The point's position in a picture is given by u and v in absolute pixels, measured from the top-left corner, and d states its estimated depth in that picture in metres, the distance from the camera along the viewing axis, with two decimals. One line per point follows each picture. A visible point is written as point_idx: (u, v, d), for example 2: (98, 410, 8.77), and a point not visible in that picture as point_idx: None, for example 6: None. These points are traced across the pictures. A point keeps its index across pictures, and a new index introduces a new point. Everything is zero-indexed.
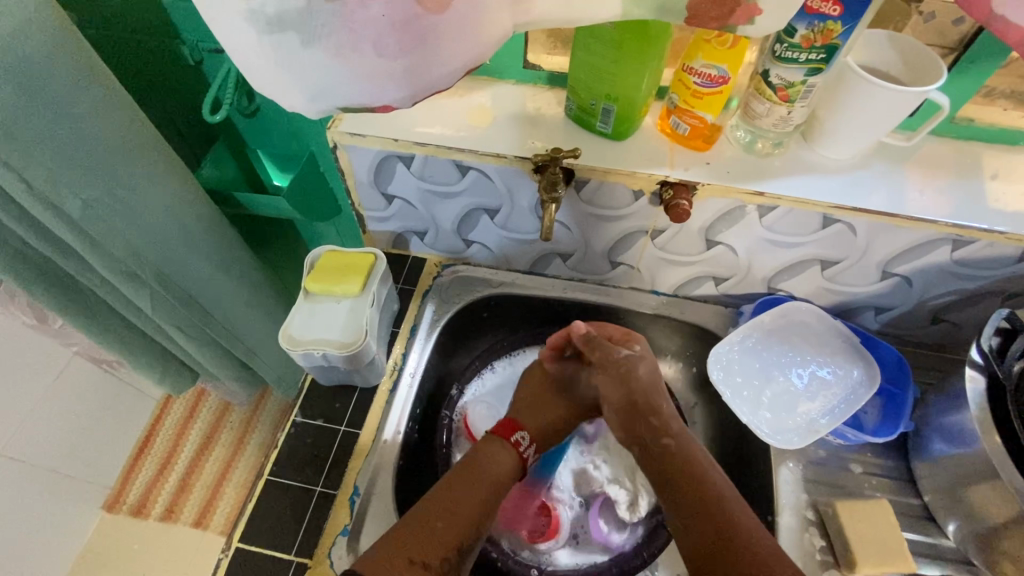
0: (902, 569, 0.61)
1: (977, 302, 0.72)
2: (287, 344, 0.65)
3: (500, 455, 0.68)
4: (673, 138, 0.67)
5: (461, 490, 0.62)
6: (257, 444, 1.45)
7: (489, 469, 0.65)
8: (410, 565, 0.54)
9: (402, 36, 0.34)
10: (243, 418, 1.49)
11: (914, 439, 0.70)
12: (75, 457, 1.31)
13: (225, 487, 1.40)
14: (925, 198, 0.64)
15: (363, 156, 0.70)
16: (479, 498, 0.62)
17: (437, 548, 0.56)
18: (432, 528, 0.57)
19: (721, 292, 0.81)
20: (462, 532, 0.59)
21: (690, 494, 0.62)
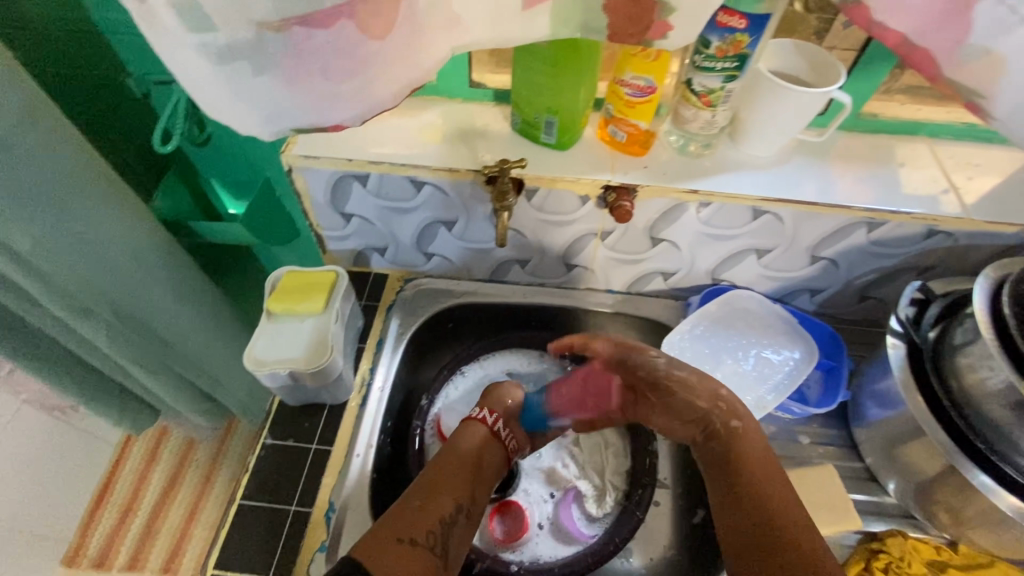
0: (846, 526, 0.67)
1: (896, 278, 0.79)
2: (252, 364, 0.66)
3: (469, 434, 0.68)
4: (613, 145, 0.72)
5: (440, 470, 0.62)
6: (225, 481, 1.40)
7: (459, 445, 0.66)
8: (397, 542, 0.52)
9: (345, 62, 0.37)
10: (209, 454, 1.43)
11: (853, 407, 0.76)
12: (29, 513, 1.24)
13: (193, 530, 1.35)
14: (840, 187, 0.70)
15: (319, 178, 0.72)
16: (457, 474, 0.62)
17: (423, 525, 0.55)
18: (416, 506, 0.57)
19: (670, 286, 0.86)
20: (444, 507, 0.58)
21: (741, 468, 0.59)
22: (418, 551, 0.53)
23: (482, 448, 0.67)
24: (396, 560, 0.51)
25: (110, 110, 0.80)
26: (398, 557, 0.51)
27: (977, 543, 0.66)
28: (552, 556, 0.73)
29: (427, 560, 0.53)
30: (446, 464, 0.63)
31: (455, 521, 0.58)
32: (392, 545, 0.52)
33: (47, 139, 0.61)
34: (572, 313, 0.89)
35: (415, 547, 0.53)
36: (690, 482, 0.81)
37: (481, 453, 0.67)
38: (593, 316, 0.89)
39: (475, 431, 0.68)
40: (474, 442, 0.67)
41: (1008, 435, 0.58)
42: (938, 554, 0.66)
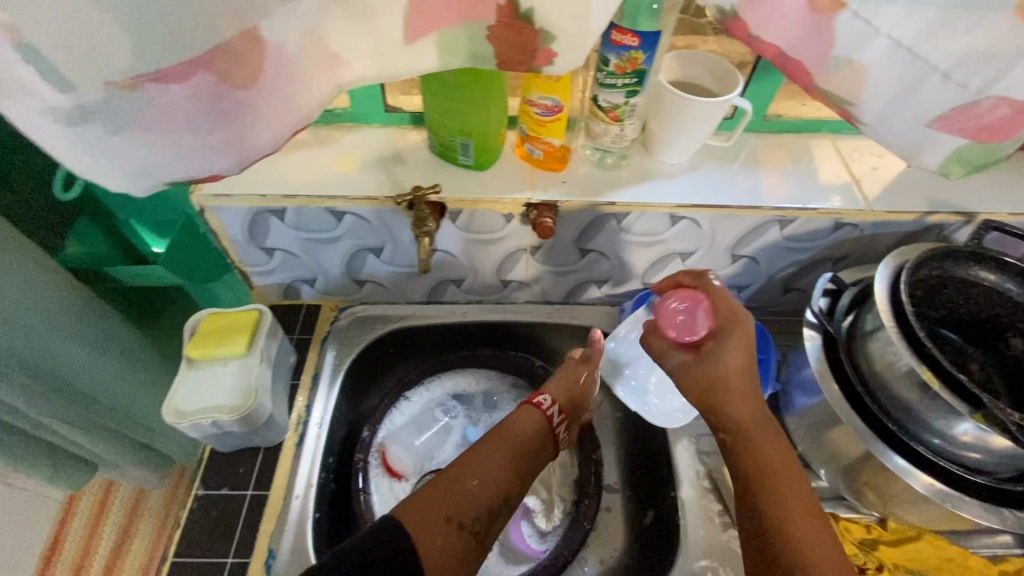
0: None
1: (814, 269, 0.83)
2: (172, 416, 0.63)
3: (529, 420, 0.68)
4: (531, 162, 0.73)
5: (491, 453, 0.61)
6: None
7: (518, 429, 0.66)
8: (447, 524, 0.53)
9: (211, 115, 0.40)
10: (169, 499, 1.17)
11: (782, 397, 0.79)
12: None
13: None
14: (752, 189, 0.73)
15: (233, 215, 0.70)
16: (510, 461, 0.62)
17: (472, 508, 0.55)
18: (464, 487, 0.57)
19: (605, 294, 0.88)
20: (492, 493, 0.58)
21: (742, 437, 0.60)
22: (462, 536, 0.53)
23: (534, 436, 0.67)
24: (438, 543, 0.51)
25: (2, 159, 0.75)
26: (442, 537, 0.52)
27: (904, 518, 0.69)
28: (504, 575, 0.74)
29: (467, 547, 0.53)
30: (500, 446, 0.62)
31: (501, 512, 0.58)
32: (441, 526, 0.52)
33: None
34: (512, 328, 0.90)
35: (459, 531, 0.53)
36: (638, 486, 0.83)
37: (536, 443, 0.66)
38: (534, 329, 0.90)
39: (535, 415, 0.69)
40: (533, 429, 0.67)
41: (915, 415, 0.61)
42: (869, 532, 0.70)
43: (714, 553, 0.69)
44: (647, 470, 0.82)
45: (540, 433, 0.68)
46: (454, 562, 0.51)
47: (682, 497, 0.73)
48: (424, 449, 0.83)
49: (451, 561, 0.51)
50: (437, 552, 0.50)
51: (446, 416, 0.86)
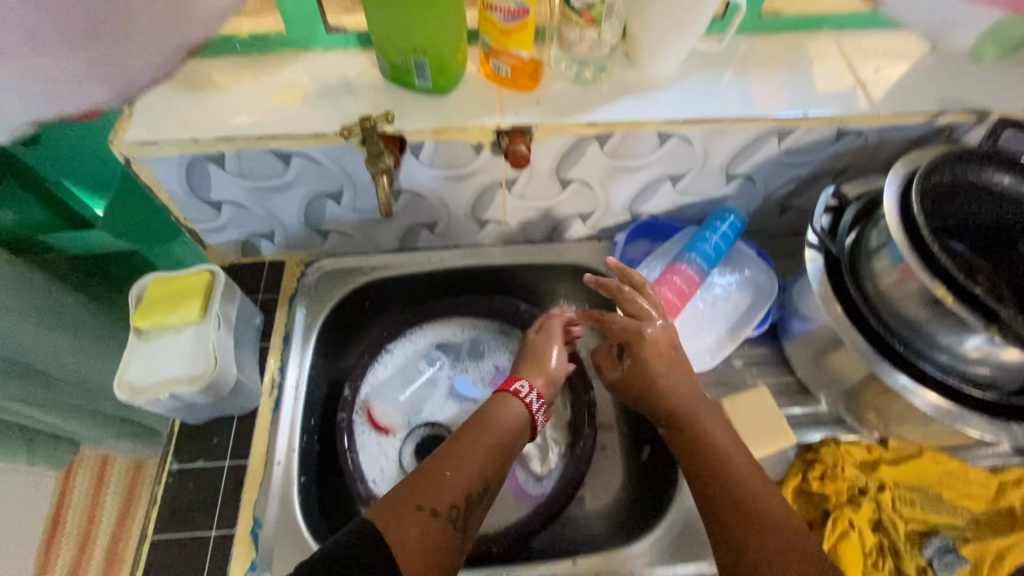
0: (784, 443, 0.66)
1: (814, 185, 0.77)
2: (125, 394, 0.58)
3: (510, 406, 0.62)
4: (499, 82, 0.64)
5: (467, 441, 0.57)
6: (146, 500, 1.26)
7: (501, 412, 0.61)
8: (418, 512, 0.50)
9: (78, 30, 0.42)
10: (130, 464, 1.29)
11: (781, 323, 0.75)
12: None
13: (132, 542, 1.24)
14: (748, 98, 0.66)
15: (166, 166, 0.62)
16: (488, 445, 0.58)
17: (449, 495, 0.52)
18: (439, 473, 0.54)
19: (591, 229, 0.81)
20: (470, 480, 0.54)
21: (685, 428, 0.61)
22: (438, 524, 0.50)
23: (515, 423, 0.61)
24: (409, 532, 0.48)
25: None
26: (414, 526, 0.49)
27: (905, 436, 0.68)
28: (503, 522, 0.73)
29: (445, 534, 0.50)
30: (479, 430, 0.58)
31: (482, 497, 0.54)
32: (411, 514, 0.50)
33: None
34: (493, 272, 0.84)
35: (432, 519, 0.50)
36: (633, 423, 0.81)
37: (520, 426, 0.62)
38: (517, 271, 0.84)
39: (516, 404, 0.62)
40: (516, 411, 0.62)
41: (923, 333, 0.58)
42: (870, 454, 0.68)
43: None
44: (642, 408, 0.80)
45: (523, 421, 0.62)
46: (428, 551, 0.49)
47: None
48: (410, 402, 0.79)
49: (424, 551, 0.48)
50: (411, 541, 0.48)
51: (431, 368, 0.82)
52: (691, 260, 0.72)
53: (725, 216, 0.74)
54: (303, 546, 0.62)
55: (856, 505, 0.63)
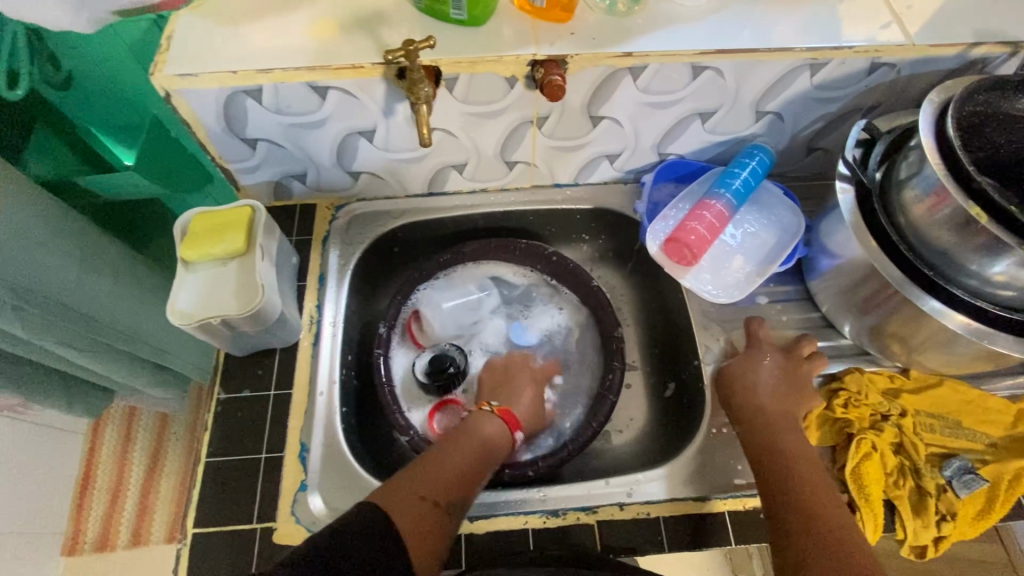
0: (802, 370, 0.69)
1: (842, 123, 0.77)
2: (178, 319, 0.60)
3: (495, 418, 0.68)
4: (533, 14, 0.64)
5: (460, 441, 0.63)
6: (175, 455, 1.29)
7: (485, 425, 0.67)
8: (419, 501, 0.54)
9: None
10: (155, 420, 1.31)
11: (807, 260, 0.76)
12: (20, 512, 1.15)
13: (158, 499, 1.26)
14: (780, 29, 0.65)
15: (205, 99, 0.63)
16: (478, 452, 0.63)
17: (444, 489, 0.57)
18: (437, 469, 0.58)
19: (619, 171, 0.82)
20: (465, 481, 0.59)
21: (776, 445, 0.61)
22: (436, 513, 0.55)
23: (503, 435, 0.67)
24: (413, 517, 0.53)
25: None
26: (416, 513, 0.53)
27: (926, 365, 0.70)
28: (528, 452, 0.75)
29: (441, 523, 0.55)
30: (468, 439, 0.64)
31: (471, 496, 0.59)
32: (414, 503, 0.54)
33: None
34: (520, 216, 0.85)
35: (432, 508, 0.55)
36: (658, 361, 0.83)
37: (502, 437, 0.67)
38: (543, 214, 0.85)
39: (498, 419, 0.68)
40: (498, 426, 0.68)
41: (953, 258, 0.59)
42: (892, 382, 0.70)
43: None
44: (667, 345, 0.82)
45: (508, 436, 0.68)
46: (427, 537, 0.53)
47: (702, 365, 0.73)
48: (452, 321, 0.84)
49: (427, 536, 0.53)
50: (415, 526, 0.52)
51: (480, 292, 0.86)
52: (720, 194, 0.72)
53: (753, 153, 0.75)
54: (349, 469, 0.65)
55: (878, 428, 0.66)
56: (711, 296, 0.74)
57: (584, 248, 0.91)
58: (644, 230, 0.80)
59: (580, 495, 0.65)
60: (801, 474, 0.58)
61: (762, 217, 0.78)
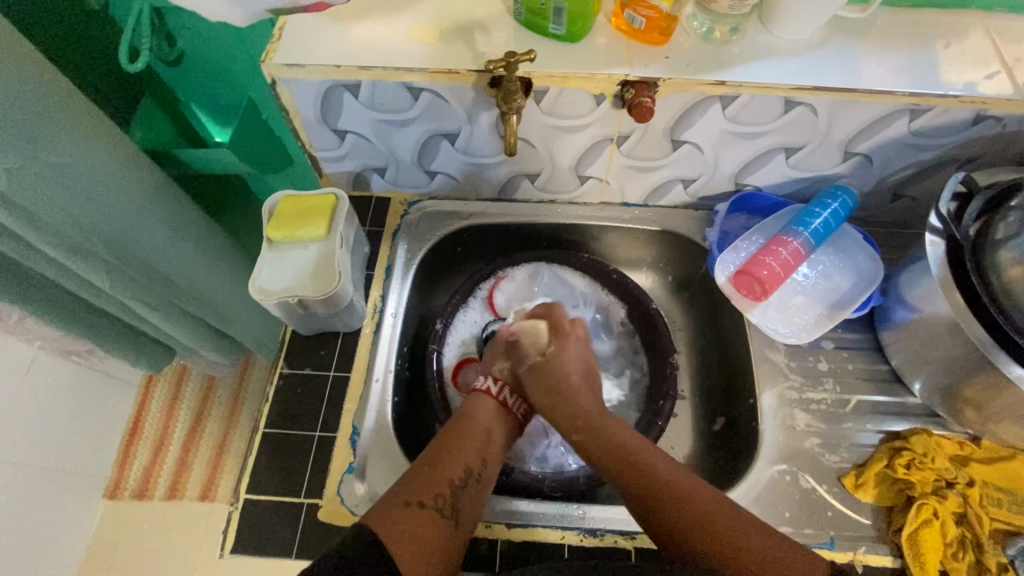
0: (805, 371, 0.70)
1: (934, 173, 0.73)
2: (257, 294, 0.66)
3: (482, 404, 0.69)
4: (629, 35, 0.64)
5: (451, 438, 0.64)
6: (218, 416, 1.33)
7: (472, 417, 0.67)
8: (405, 506, 0.55)
9: None
10: (204, 380, 1.38)
11: (880, 310, 0.73)
12: (77, 452, 1.22)
13: (197, 450, 1.28)
14: (880, 71, 0.63)
15: (306, 89, 0.66)
16: (465, 444, 0.63)
17: (432, 488, 0.57)
18: (422, 473, 0.59)
19: (691, 197, 0.81)
20: (451, 475, 0.59)
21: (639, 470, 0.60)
22: (424, 513, 0.55)
23: (492, 419, 0.68)
24: (400, 522, 0.53)
25: (65, 40, 0.72)
26: (403, 518, 0.53)
27: (1002, 437, 0.66)
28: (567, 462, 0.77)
29: (434, 522, 0.55)
30: (453, 435, 0.64)
31: (464, 488, 0.59)
32: (399, 508, 0.54)
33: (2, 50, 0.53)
34: (585, 230, 0.85)
35: (420, 511, 0.55)
36: (708, 393, 0.82)
37: (492, 424, 0.67)
38: (608, 230, 0.85)
39: (485, 400, 0.69)
40: (485, 412, 0.68)
41: None
42: (961, 449, 0.66)
43: (792, 457, 0.68)
44: (720, 379, 0.80)
45: (500, 414, 0.69)
46: (424, 539, 0.53)
47: (757, 403, 0.71)
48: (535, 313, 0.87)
49: (424, 540, 0.53)
50: (403, 531, 0.52)
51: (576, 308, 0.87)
52: (798, 232, 0.70)
53: (837, 194, 0.72)
54: (396, 459, 0.67)
55: (942, 495, 0.62)
56: (775, 333, 0.73)
57: (643, 269, 0.90)
58: (712, 259, 0.79)
59: (618, 519, 0.65)
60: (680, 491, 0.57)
61: (836, 260, 0.76)
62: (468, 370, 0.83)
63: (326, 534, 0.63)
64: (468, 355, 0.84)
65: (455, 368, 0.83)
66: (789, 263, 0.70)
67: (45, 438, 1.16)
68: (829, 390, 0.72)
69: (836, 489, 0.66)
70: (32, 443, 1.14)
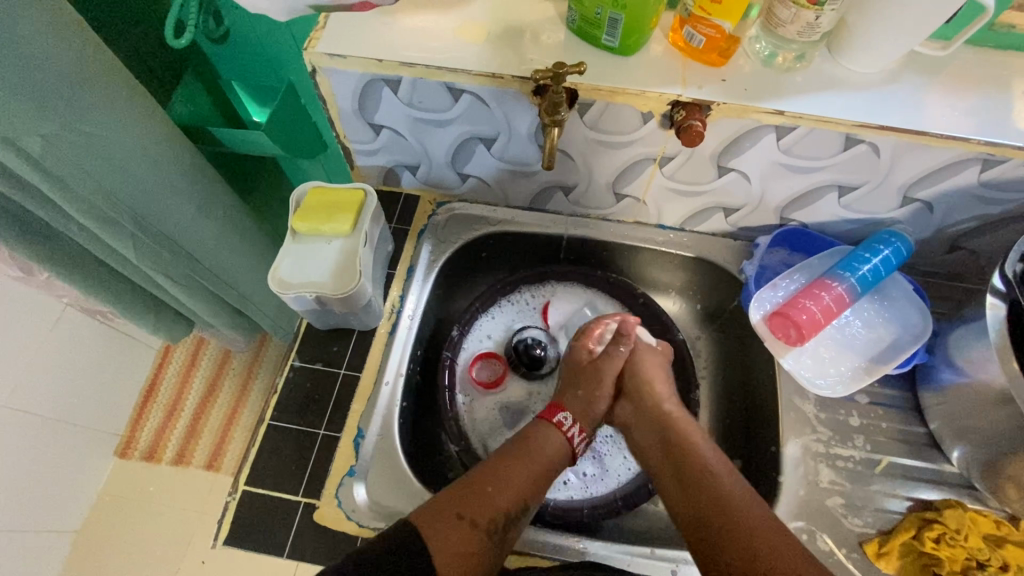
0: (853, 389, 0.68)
1: (999, 228, 0.68)
2: (278, 286, 0.67)
3: (551, 439, 0.67)
4: (686, 52, 0.61)
5: (518, 464, 0.63)
6: (231, 389, 1.34)
7: (540, 450, 0.65)
8: (457, 521, 0.55)
9: None
10: (219, 352, 1.38)
11: (924, 368, 0.68)
12: (93, 411, 1.25)
13: (204, 424, 1.30)
14: (955, 115, 0.58)
15: (346, 81, 0.64)
16: (531, 473, 0.62)
17: (487, 511, 0.57)
18: (483, 490, 0.59)
19: (731, 225, 0.77)
20: (509, 503, 0.59)
21: (703, 491, 0.61)
22: (474, 533, 0.55)
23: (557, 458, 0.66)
24: (446, 535, 0.54)
25: (115, 9, 0.72)
26: (452, 531, 0.55)
27: None
28: (562, 495, 0.73)
29: (482, 545, 0.55)
30: (518, 459, 0.63)
31: (519, 517, 0.59)
32: (450, 521, 0.55)
33: (49, 19, 0.53)
34: (614, 248, 0.82)
35: (471, 530, 0.55)
36: (726, 432, 0.78)
37: (553, 461, 0.66)
38: (640, 251, 0.82)
39: (556, 437, 0.68)
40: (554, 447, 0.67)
41: None
42: (997, 529, 0.61)
43: (811, 515, 0.64)
44: (741, 419, 0.76)
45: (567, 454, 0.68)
46: (463, 556, 0.54)
47: (778, 452, 0.68)
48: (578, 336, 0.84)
49: (464, 557, 0.54)
50: (449, 542, 0.54)
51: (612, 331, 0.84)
52: (844, 277, 0.66)
53: (890, 241, 0.67)
54: (398, 466, 0.65)
55: None
56: (807, 382, 0.69)
57: (672, 294, 0.87)
58: (748, 294, 0.75)
59: (621, 559, 0.62)
60: (744, 522, 0.56)
61: (880, 310, 0.71)
62: (486, 365, 0.81)
63: (320, 536, 0.62)
64: (492, 350, 0.82)
65: (474, 357, 0.81)
66: (839, 321, 0.67)
67: (65, 394, 1.18)
68: (858, 447, 0.67)
69: (856, 555, 0.62)
70: (52, 399, 1.16)
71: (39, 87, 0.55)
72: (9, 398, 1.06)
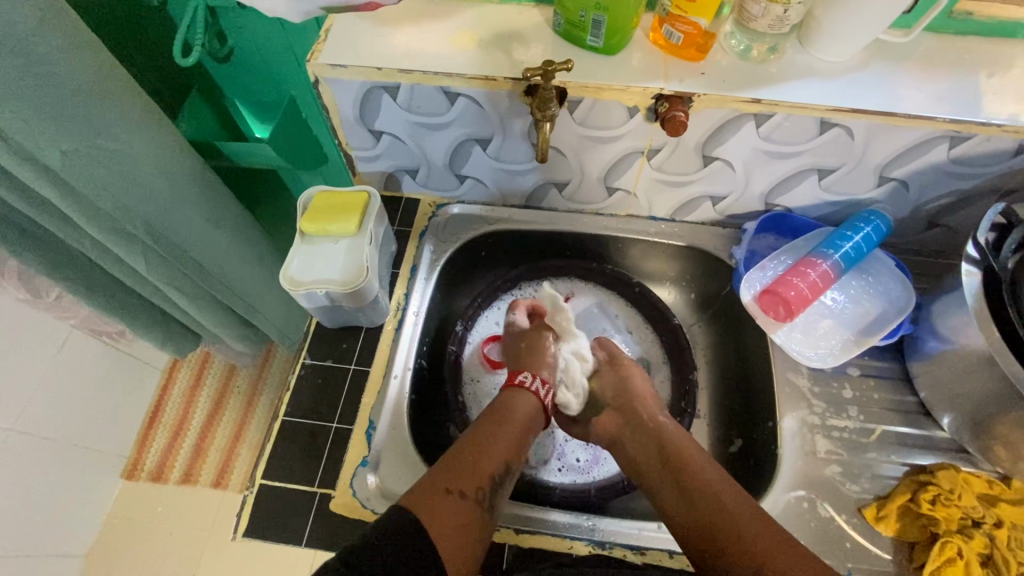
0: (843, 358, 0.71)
1: (972, 203, 0.72)
2: (289, 284, 0.70)
3: (522, 400, 0.70)
4: (667, 49, 0.65)
5: (497, 429, 0.65)
6: (238, 405, 1.36)
7: (514, 411, 0.68)
8: (447, 495, 0.56)
9: None
10: (225, 367, 1.40)
11: (911, 339, 0.72)
12: (101, 432, 1.26)
13: (212, 439, 1.32)
14: (922, 96, 0.62)
15: (347, 89, 0.68)
16: (507, 437, 0.65)
17: (473, 480, 0.58)
18: (468, 460, 0.60)
19: (719, 214, 0.81)
20: (494, 467, 0.61)
21: (686, 465, 0.64)
22: (465, 503, 0.56)
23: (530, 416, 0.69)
24: (442, 513, 0.54)
25: (122, 34, 0.76)
26: (445, 506, 0.55)
27: None
28: (559, 479, 0.76)
29: (473, 512, 0.56)
30: (495, 429, 0.65)
31: (502, 481, 0.61)
32: (442, 496, 0.55)
33: (68, 41, 0.57)
34: (608, 240, 0.86)
35: (461, 500, 0.56)
36: (726, 412, 0.81)
37: (529, 419, 0.69)
38: (633, 243, 0.85)
39: (525, 397, 0.70)
40: (523, 409, 0.69)
41: None
42: (990, 488, 0.63)
43: (811, 484, 0.66)
44: (739, 400, 0.79)
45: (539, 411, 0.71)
46: (462, 529, 0.54)
47: (775, 427, 0.70)
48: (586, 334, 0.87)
49: (463, 533, 0.54)
50: (444, 519, 0.54)
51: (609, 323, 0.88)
52: (828, 254, 0.70)
53: (870, 219, 0.71)
54: (410, 456, 0.67)
55: (966, 534, 0.58)
56: (800, 355, 0.72)
57: (667, 284, 0.91)
58: (738, 277, 0.78)
59: (629, 534, 0.64)
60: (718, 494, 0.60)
61: (866, 287, 0.75)
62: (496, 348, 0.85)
63: (337, 525, 0.64)
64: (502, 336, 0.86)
65: (485, 342, 0.84)
66: (818, 286, 0.70)
67: (73, 415, 1.19)
68: (852, 418, 0.70)
69: (856, 520, 0.64)
70: (61, 420, 1.17)
71: (56, 107, 0.58)
72: (17, 421, 1.07)
